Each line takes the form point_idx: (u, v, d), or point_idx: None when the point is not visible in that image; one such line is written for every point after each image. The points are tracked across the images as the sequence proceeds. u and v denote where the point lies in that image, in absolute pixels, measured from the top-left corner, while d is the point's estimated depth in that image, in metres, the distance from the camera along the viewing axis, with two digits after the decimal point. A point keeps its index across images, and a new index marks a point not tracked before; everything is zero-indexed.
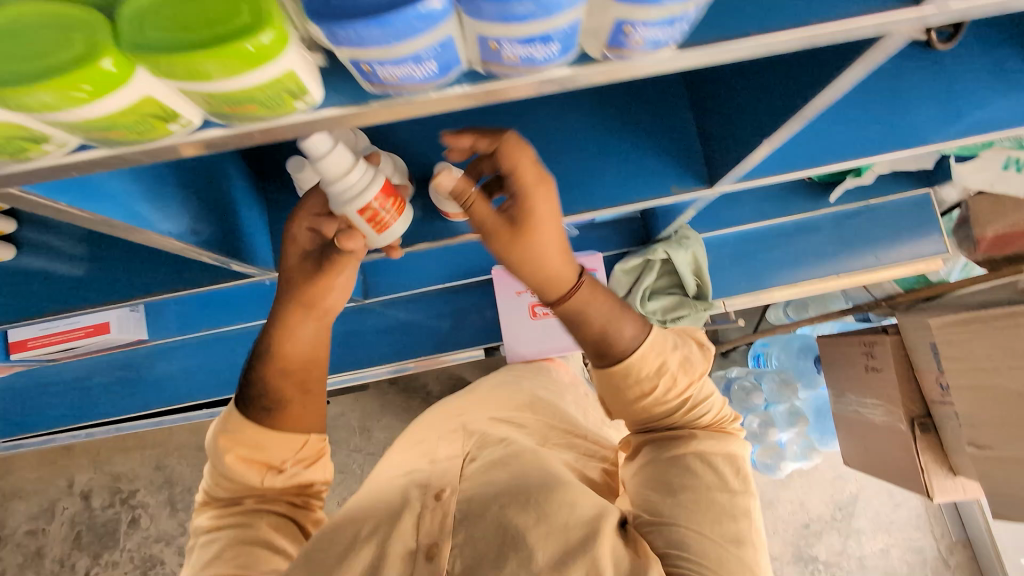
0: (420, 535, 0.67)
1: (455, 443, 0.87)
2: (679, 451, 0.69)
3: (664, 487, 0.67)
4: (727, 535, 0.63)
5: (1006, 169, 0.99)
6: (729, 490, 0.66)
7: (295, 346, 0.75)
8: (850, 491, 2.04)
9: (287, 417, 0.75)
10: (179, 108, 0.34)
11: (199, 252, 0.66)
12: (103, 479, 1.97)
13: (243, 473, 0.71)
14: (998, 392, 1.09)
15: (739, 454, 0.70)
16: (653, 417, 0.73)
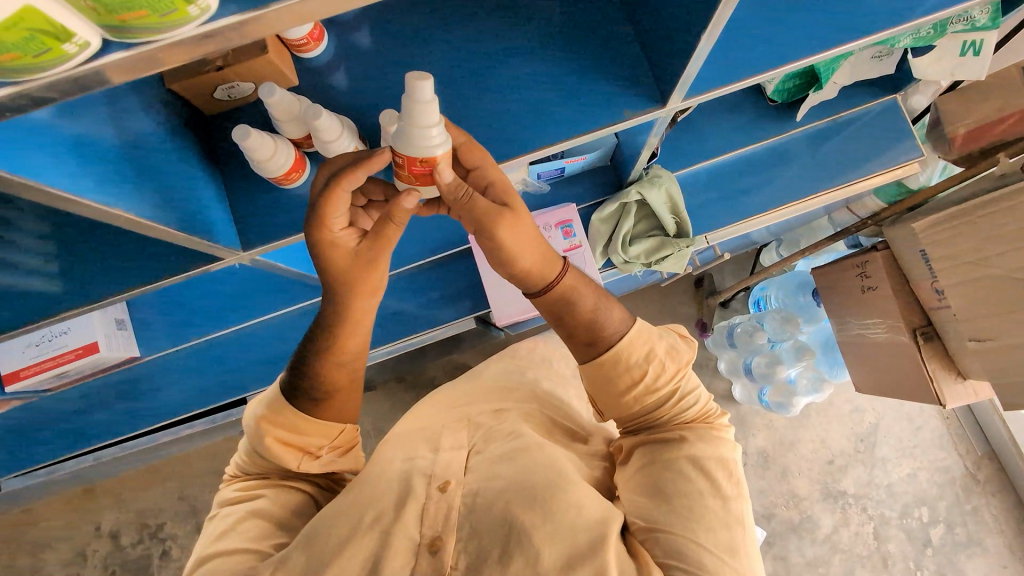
0: (423, 525, 0.69)
1: (459, 432, 0.87)
2: (673, 444, 0.70)
3: (660, 495, 0.67)
4: (722, 543, 0.63)
5: (965, 54, 0.99)
6: (722, 495, 0.66)
7: (346, 339, 0.74)
8: (868, 421, 2.02)
9: (330, 409, 0.75)
10: (69, 24, 0.32)
11: (157, 227, 0.66)
12: (128, 517, 1.96)
13: (279, 454, 0.71)
14: (992, 281, 1.08)
15: (731, 457, 0.70)
16: (645, 411, 0.74)
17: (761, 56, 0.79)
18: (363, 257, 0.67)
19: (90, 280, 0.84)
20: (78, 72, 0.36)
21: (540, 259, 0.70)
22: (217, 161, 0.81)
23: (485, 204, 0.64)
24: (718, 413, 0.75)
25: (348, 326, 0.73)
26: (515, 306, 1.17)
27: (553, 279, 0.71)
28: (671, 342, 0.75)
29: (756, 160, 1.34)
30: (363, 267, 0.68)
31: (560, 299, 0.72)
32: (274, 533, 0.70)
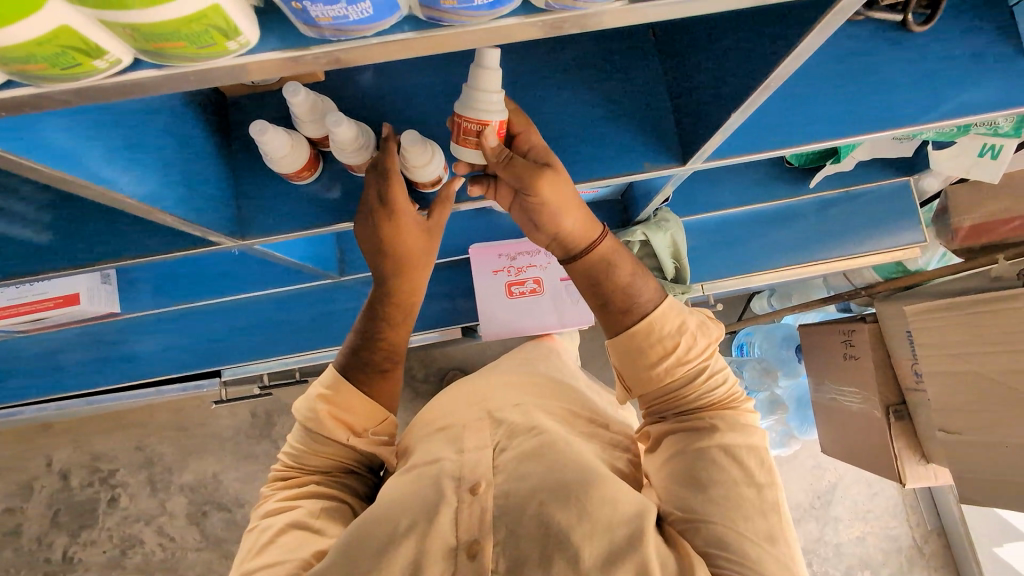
0: (460, 530, 0.66)
1: (482, 432, 0.79)
2: (706, 426, 0.69)
3: (695, 483, 0.65)
4: (760, 532, 0.62)
5: (982, 155, 1.00)
6: (757, 484, 0.65)
7: (407, 307, 0.85)
8: (828, 479, 2.05)
9: (384, 385, 0.82)
10: (105, 42, 0.32)
11: (163, 216, 0.65)
12: (82, 458, 1.95)
13: (330, 429, 0.75)
14: (969, 378, 1.10)
15: (762, 445, 0.69)
16: (673, 391, 0.74)
17: (779, 130, 0.82)
18: (431, 231, 0.78)
19: (79, 239, 0.81)
20: (106, 85, 0.36)
21: (581, 222, 0.72)
22: (229, 142, 0.79)
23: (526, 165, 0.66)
24: (746, 398, 0.74)
25: (411, 292, 0.83)
26: (504, 324, 1.13)
27: (596, 240, 0.73)
28: (699, 317, 0.75)
29: (763, 216, 1.35)
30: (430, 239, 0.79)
31: (599, 263, 0.73)
32: (319, 539, 0.69)
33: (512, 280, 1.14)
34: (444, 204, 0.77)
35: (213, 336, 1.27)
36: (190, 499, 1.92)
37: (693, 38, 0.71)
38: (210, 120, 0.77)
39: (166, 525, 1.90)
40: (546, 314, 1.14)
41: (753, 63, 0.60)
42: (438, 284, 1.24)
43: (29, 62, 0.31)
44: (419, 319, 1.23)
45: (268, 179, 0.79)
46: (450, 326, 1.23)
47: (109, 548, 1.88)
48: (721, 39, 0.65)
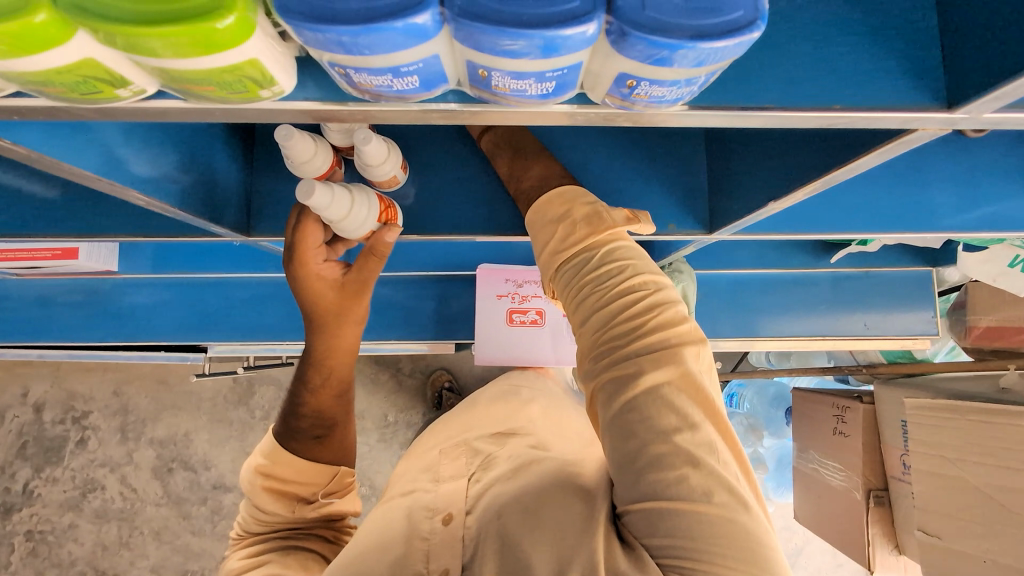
0: (431, 564, 0.55)
1: (458, 461, 0.72)
2: (622, 366, 0.48)
3: (622, 458, 0.47)
4: (702, 492, 0.44)
5: (1012, 266, 0.97)
6: (692, 428, 0.46)
7: (327, 369, 0.70)
8: (795, 542, 2.02)
9: (329, 447, 0.72)
10: (131, 76, 0.30)
11: (165, 209, 0.61)
12: (58, 395, 1.92)
13: (272, 502, 0.67)
14: (957, 483, 1.07)
15: (697, 366, 0.49)
16: (581, 320, 0.52)
17: (819, 217, 0.80)
18: (349, 289, 0.66)
19: (76, 202, 0.78)
20: (127, 107, 0.34)
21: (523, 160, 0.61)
22: (251, 135, 0.77)
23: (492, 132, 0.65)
24: (679, 299, 0.52)
25: (334, 356, 0.70)
26: (498, 352, 1.11)
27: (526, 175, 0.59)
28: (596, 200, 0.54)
29: (779, 281, 1.31)
30: (348, 297, 0.66)
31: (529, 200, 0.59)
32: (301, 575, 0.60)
33: (515, 308, 1.12)
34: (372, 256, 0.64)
35: (206, 308, 1.25)
36: (158, 454, 1.91)
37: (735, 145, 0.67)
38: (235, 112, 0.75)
39: (130, 475, 1.88)
40: (541, 347, 1.12)
41: (792, 171, 0.56)
42: (439, 295, 1.21)
43: (48, 84, 0.29)
44: (415, 327, 1.21)
45: (284, 176, 0.77)
46: (444, 339, 1.21)
47: (70, 489, 1.87)
48: (763, 141, 0.61)
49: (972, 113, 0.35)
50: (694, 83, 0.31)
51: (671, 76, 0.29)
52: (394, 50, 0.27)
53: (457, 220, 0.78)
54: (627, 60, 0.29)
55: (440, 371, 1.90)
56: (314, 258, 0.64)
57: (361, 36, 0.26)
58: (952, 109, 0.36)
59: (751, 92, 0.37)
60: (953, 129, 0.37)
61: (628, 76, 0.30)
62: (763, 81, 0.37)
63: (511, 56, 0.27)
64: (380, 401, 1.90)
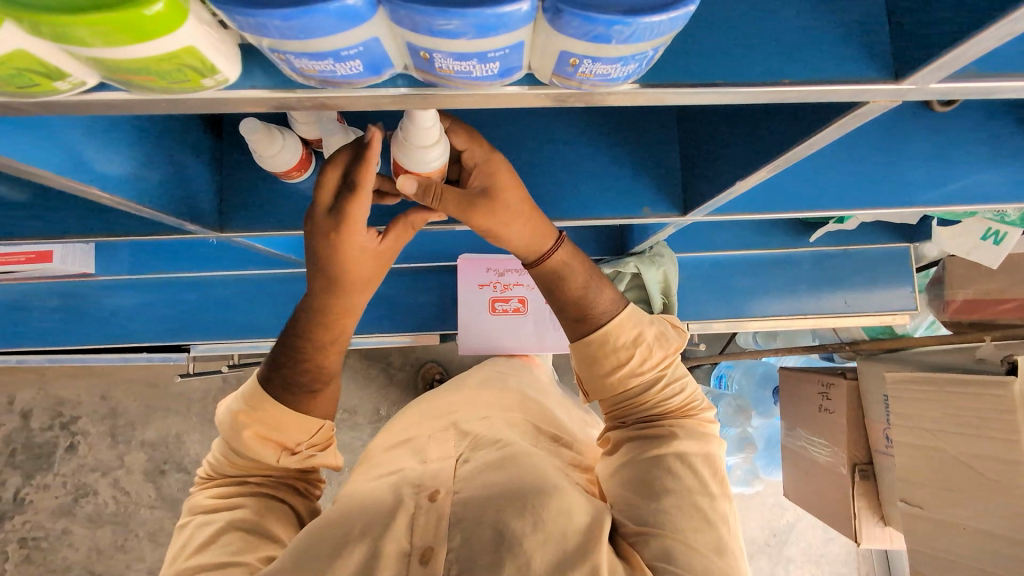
0: (414, 539, 0.57)
1: (446, 443, 0.75)
2: (659, 436, 0.63)
3: (645, 490, 0.59)
4: (709, 544, 0.56)
5: (985, 239, 0.98)
6: (710, 494, 0.59)
7: (337, 327, 0.67)
8: (787, 519, 2.02)
9: (320, 402, 0.69)
10: (68, 68, 0.29)
11: (134, 207, 0.61)
12: (45, 401, 1.91)
13: (257, 449, 0.65)
14: (938, 454, 1.09)
15: (717, 455, 0.63)
16: (627, 397, 0.67)
17: (793, 195, 0.80)
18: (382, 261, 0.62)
19: (44, 203, 0.77)
20: (69, 101, 0.33)
21: (526, 232, 0.59)
22: (220, 132, 0.76)
23: (458, 201, 0.53)
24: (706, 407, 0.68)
25: (346, 317, 0.66)
26: (481, 342, 1.11)
27: (547, 250, 0.62)
28: (659, 326, 0.68)
29: (761, 262, 1.32)
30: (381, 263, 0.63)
31: (548, 275, 0.64)
32: (265, 545, 0.61)
33: (498, 297, 1.12)
34: (406, 229, 0.62)
35: (188, 309, 1.24)
36: (150, 456, 1.90)
37: (703, 126, 0.67)
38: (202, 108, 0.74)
39: (122, 479, 1.88)
40: (525, 335, 1.12)
41: (756, 149, 0.56)
42: (421, 287, 1.21)
43: None
44: (398, 320, 1.20)
45: (252, 170, 0.76)
46: (428, 331, 1.21)
47: (62, 494, 1.86)
48: (729, 120, 0.61)
49: (919, 83, 0.36)
50: (637, 60, 0.31)
51: (613, 52, 0.29)
52: (331, 33, 0.27)
53: None
54: (566, 38, 0.29)
55: (428, 364, 1.89)
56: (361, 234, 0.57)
57: (291, 20, 0.26)
58: (899, 81, 0.36)
59: (700, 69, 0.37)
60: (903, 100, 0.38)
61: (569, 55, 0.30)
62: (714, 59, 0.37)
63: (450, 37, 0.27)
64: (370, 395, 1.91)
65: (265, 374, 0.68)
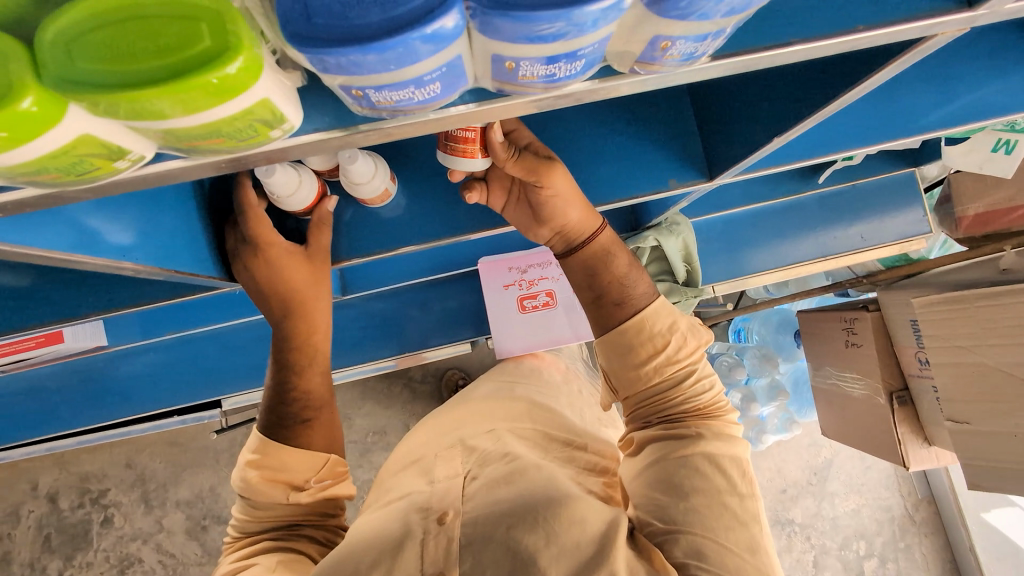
0: (424, 565, 0.54)
1: (453, 460, 0.71)
2: (689, 434, 0.61)
3: (671, 489, 0.57)
4: (741, 543, 0.54)
5: (996, 151, 0.99)
6: (739, 493, 0.57)
7: (313, 347, 0.72)
8: (824, 455, 2.03)
9: (318, 433, 0.70)
10: (128, 144, 0.27)
11: (152, 272, 0.56)
12: (70, 480, 1.86)
13: (266, 494, 0.63)
14: (978, 367, 1.05)
15: (746, 460, 0.61)
16: (657, 391, 0.65)
17: (812, 139, 0.79)
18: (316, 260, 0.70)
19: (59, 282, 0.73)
20: (122, 177, 0.31)
21: (581, 211, 0.66)
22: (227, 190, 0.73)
23: (531, 163, 0.59)
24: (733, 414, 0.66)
25: (316, 333, 0.72)
26: (518, 341, 1.11)
27: (598, 228, 0.67)
28: (690, 317, 0.68)
29: (771, 212, 1.32)
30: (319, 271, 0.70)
31: (595, 256, 0.67)
32: None
33: (525, 294, 1.11)
34: (319, 225, 0.68)
35: (210, 362, 1.21)
36: (187, 515, 1.86)
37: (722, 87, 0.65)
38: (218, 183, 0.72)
39: (164, 542, 1.84)
40: (558, 329, 1.10)
41: (794, 101, 0.54)
42: (442, 297, 1.19)
43: (40, 172, 0.26)
44: (425, 334, 1.18)
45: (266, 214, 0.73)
46: (457, 341, 1.19)
47: (106, 569, 1.82)
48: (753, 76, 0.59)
49: (996, 7, 0.35)
50: (723, 33, 0.29)
51: (707, 29, 0.27)
52: (419, 61, 0.25)
53: (457, 220, 0.75)
54: (661, 22, 0.27)
55: (450, 370, 1.87)
56: (278, 239, 0.65)
57: (384, 52, 0.24)
58: (972, 7, 0.36)
59: (774, 28, 0.35)
60: (972, 28, 0.37)
61: (662, 39, 0.28)
62: (784, 19, 0.36)
63: (546, 40, 0.25)
64: (396, 412, 1.88)
65: (263, 424, 0.69)
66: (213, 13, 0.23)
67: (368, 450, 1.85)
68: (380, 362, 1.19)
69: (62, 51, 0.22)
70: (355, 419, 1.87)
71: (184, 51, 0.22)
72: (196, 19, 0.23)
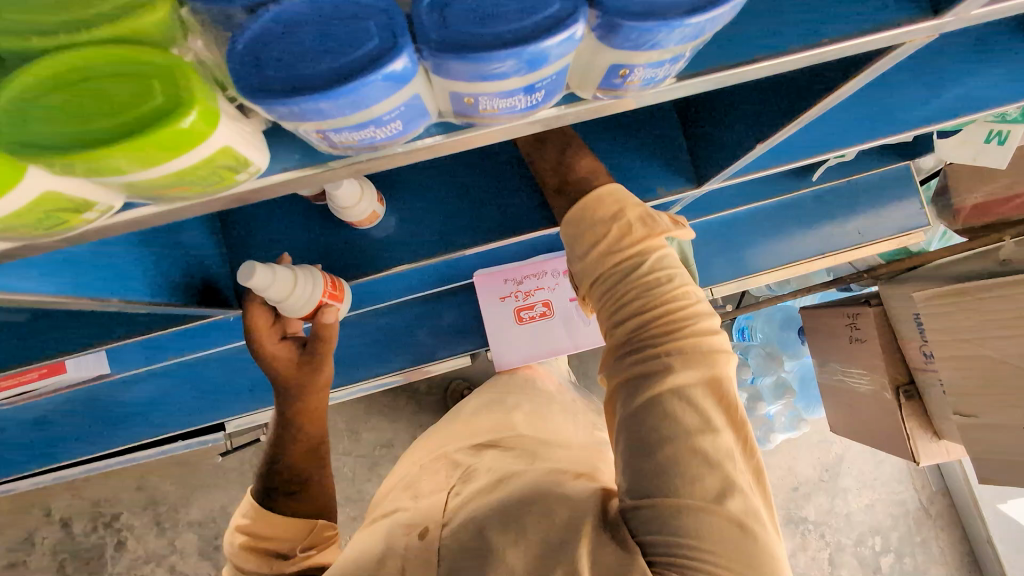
0: None
1: (437, 476, 0.70)
2: (655, 364, 0.51)
3: (639, 445, 0.49)
4: (711, 491, 0.47)
5: (989, 141, 0.97)
6: (710, 430, 0.49)
7: (306, 436, 0.71)
8: (835, 452, 2.00)
9: (305, 504, 0.68)
10: (93, 197, 0.28)
11: (131, 306, 0.56)
12: (82, 505, 1.86)
13: (249, 561, 0.61)
14: (982, 360, 1.03)
15: (725, 372, 0.51)
16: (617, 312, 0.55)
17: (801, 140, 0.78)
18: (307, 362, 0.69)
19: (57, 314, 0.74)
20: (98, 226, 0.32)
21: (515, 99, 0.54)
22: (224, 224, 0.73)
23: None
24: (711, 313, 0.55)
25: (309, 423, 0.71)
26: (516, 353, 1.11)
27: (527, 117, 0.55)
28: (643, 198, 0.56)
29: (768, 212, 1.31)
30: (310, 371, 0.70)
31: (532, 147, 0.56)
32: None
33: (522, 306, 1.11)
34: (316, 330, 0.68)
35: (214, 384, 1.21)
36: (200, 535, 1.86)
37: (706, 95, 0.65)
38: (217, 223, 0.73)
39: (177, 564, 1.84)
40: (557, 339, 1.10)
41: (773, 111, 0.55)
42: (441, 311, 1.19)
43: (11, 228, 0.28)
44: (426, 348, 1.18)
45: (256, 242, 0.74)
46: (458, 354, 1.18)
47: None
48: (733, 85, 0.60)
49: (962, 14, 0.35)
50: (683, 56, 0.29)
51: (664, 55, 0.27)
52: (373, 104, 0.25)
53: (446, 236, 0.75)
54: (616, 51, 0.27)
55: (456, 380, 1.87)
56: (265, 339, 0.66)
57: (337, 99, 0.24)
58: (939, 15, 0.36)
59: (740, 46, 0.36)
60: (941, 34, 0.37)
61: (620, 66, 0.28)
62: (751, 36, 0.36)
63: (500, 78, 0.25)
64: (402, 425, 1.88)
65: (253, 491, 0.69)
66: (168, 73, 0.24)
67: (376, 464, 1.85)
68: (384, 377, 1.18)
69: (19, 119, 0.25)
70: (363, 433, 1.87)
71: (141, 108, 0.24)
72: (152, 79, 0.24)
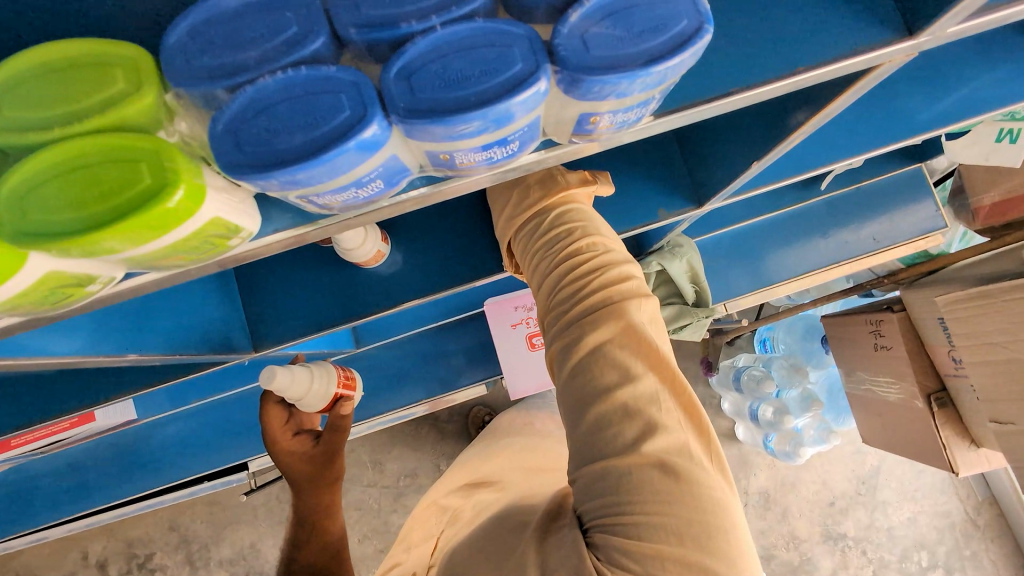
0: None
1: (429, 522, 0.69)
2: (571, 324, 0.49)
3: (573, 410, 0.47)
4: (632, 437, 0.44)
5: (1000, 140, 0.95)
6: (624, 378, 0.45)
7: (319, 529, 0.64)
8: (871, 463, 1.93)
9: None
10: (93, 271, 0.31)
11: (121, 360, 0.57)
12: (117, 546, 1.89)
13: None
14: (1013, 364, 0.98)
15: (639, 319, 0.48)
16: (540, 285, 0.54)
17: (802, 153, 0.78)
18: (321, 456, 0.67)
19: None
20: (104, 293, 0.35)
21: None
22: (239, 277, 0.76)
23: None
24: (630, 259, 0.52)
25: (327, 516, 0.66)
26: (530, 380, 1.11)
27: None
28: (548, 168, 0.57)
29: (778, 224, 1.30)
30: (324, 462, 0.67)
31: None
32: None
33: (534, 332, 1.11)
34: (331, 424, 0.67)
35: (237, 424, 1.23)
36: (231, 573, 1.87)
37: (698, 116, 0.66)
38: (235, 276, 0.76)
39: None
40: None
41: (765, 133, 0.55)
42: (455, 341, 1.20)
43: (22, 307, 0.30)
44: (442, 379, 1.18)
45: (270, 289, 0.76)
46: (474, 383, 1.18)
47: None
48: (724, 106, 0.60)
49: (937, 33, 0.36)
50: (650, 101, 0.32)
51: (629, 102, 0.30)
52: (353, 167, 0.28)
53: (451, 271, 0.76)
54: (582, 103, 0.30)
55: (476, 407, 1.86)
56: (280, 437, 0.67)
57: (313, 168, 0.27)
58: (914, 35, 0.36)
59: (713, 82, 0.37)
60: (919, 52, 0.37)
61: (590, 114, 0.31)
62: (721, 71, 0.37)
63: (468, 136, 0.28)
64: (425, 454, 1.88)
65: None
66: (153, 155, 0.27)
67: (401, 494, 1.85)
68: (402, 410, 1.18)
69: (19, 208, 0.27)
70: (387, 464, 1.87)
71: (132, 190, 0.27)
72: (140, 162, 0.27)
